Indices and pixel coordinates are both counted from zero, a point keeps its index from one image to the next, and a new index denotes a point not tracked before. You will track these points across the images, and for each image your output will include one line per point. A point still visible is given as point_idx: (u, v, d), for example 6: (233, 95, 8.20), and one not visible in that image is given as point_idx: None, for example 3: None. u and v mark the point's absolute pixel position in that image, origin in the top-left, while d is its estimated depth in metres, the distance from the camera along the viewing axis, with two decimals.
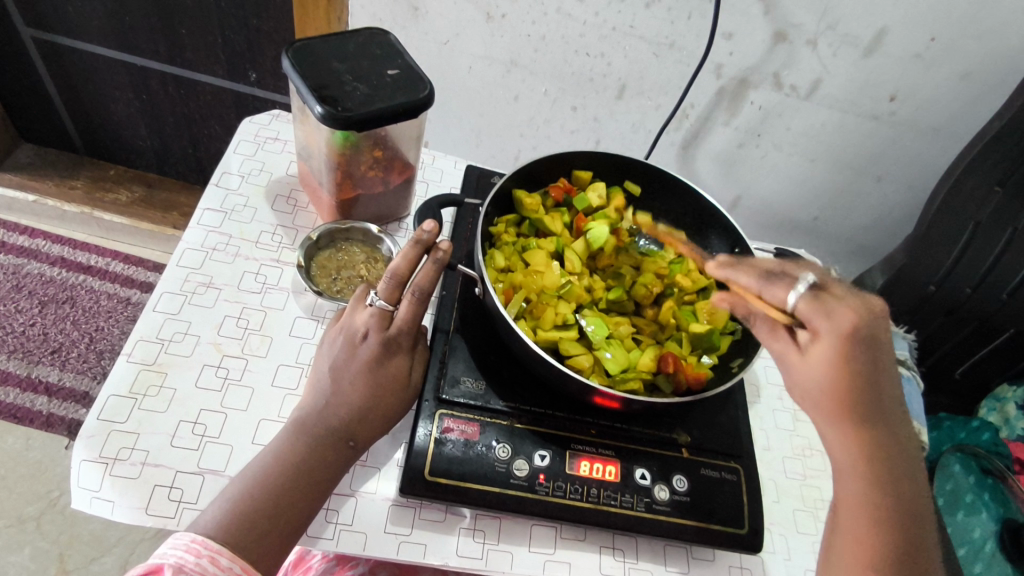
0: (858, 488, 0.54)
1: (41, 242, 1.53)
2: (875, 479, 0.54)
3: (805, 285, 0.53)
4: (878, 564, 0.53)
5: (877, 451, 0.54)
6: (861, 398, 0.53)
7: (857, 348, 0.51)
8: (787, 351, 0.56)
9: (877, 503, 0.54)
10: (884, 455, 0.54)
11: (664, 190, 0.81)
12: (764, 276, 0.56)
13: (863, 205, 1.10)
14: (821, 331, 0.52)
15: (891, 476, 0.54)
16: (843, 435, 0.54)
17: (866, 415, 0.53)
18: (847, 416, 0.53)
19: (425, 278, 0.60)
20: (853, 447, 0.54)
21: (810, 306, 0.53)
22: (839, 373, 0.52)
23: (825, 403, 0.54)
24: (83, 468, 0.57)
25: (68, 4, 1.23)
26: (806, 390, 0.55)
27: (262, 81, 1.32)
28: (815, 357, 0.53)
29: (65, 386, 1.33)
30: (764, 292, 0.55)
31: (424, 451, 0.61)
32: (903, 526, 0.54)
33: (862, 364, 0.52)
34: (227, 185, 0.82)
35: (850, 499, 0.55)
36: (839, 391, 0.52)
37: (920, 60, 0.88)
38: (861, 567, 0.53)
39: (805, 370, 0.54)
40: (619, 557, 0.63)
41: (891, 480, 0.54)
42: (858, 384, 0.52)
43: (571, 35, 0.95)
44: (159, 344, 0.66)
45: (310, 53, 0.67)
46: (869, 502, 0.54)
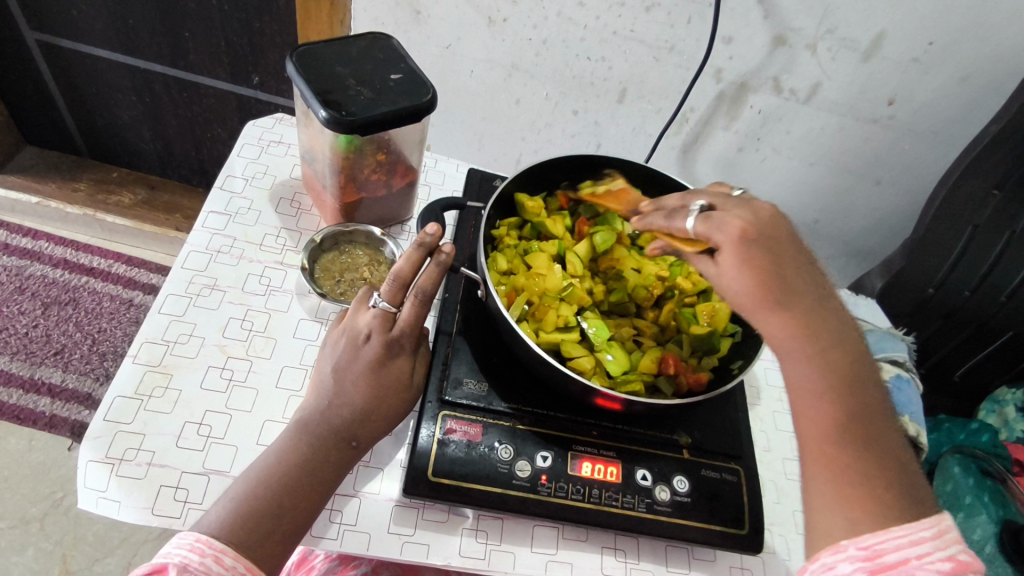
0: (803, 370, 0.51)
1: (45, 243, 1.54)
2: (817, 356, 0.51)
3: (699, 208, 0.54)
4: (839, 444, 0.49)
5: (815, 328, 0.52)
6: (777, 280, 0.51)
7: (754, 248, 0.51)
8: (711, 284, 0.54)
9: (825, 382, 0.51)
10: (818, 331, 0.52)
11: (665, 194, 0.81)
12: (666, 214, 0.56)
13: (862, 208, 1.11)
14: (721, 242, 0.52)
15: (833, 350, 0.51)
16: (776, 320, 0.52)
17: (787, 290, 0.52)
18: (775, 297, 0.51)
19: (428, 280, 0.60)
20: (791, 330, 0.52)
21: (703, 223, 0.53)
22: (747, 270, 0.51)
23: (751, 296, 0.52)
24: (89, 468, 0.57)
25: (72, 8, 1.24)
26: (735, 303, 0.53)
27: (265, 83, 1.33)
28: (725, 270, 0.52)
29: (68, 387, 1.34)
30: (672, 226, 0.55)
31: (427, 452, 0.61)
32: (856, 398, 0.51)
33: (765, 250, 0.51)
34: (232, 188, 0.83)
35: (801, 385, 0.51)
36: (757, 286, 0.51)
37: (918, 64, 0.89)
38: (823, 450, 0.50)
39: (727, 285, 0.53)
40: (621, 558, 0.63)
41: (834, 354, 0.51)
42: (768, 276, 0.51)
43: (572, 39, 0.96)
44: (165, 346, 0.67)
45: (314, 58, 0.68)
46: (817, 380, 0.51)
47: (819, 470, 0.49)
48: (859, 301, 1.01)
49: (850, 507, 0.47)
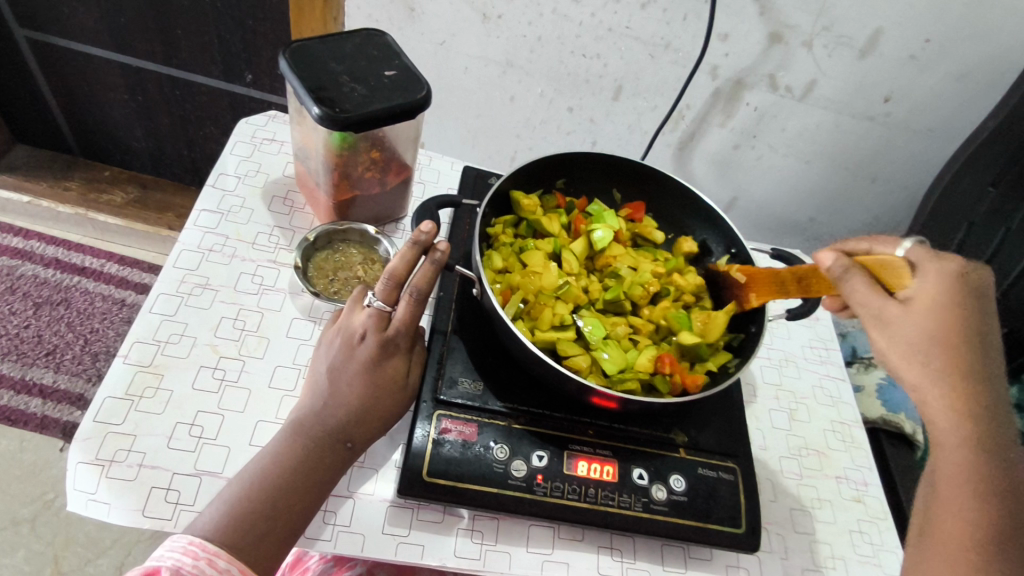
0: (962, 456, 0.53)
1: (36, 243, 1.52)
2: (978, 444, 0.53)
3: (912, 241, 0.57)
4: (986, 542, 0.51)
5: (985, 422, 0.53)
6: (974, 353, 0.53)
7: (968, 294, 0.53)
8: (885, 305, 0.53)
9: (982, 475, 0.52)
10: (986, 421, 0.53)
11: (660, 192, 0.81)
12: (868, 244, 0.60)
13: (858, 206, 1.11)
14: (932, 273, 0.53)
15: (996, 451, 0.53)
16: (952, 393, 0.53)
17: (976, 373, 0.53)
18: (959, 371, 0.53)
19: (423, 278, 0.60)
20: (958, 408, 0.53)
21: (921, 254, 0.55)
22: (946, 315, 0.52)
23: (937, 347, 0.53)
24: (79, 470, 0.57)
25: (62, 5, 1.23)
26: (908, 344, 0.53)
27: (258, 81, 1.32)
28: (924, 301, 0.53)
29: (59, 388, 1.33)
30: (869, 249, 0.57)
31: (422, 452, 0.61)
32: (1008, 500, 0.52)
33: (973, 313, 0.53)
34: (223, 186, 0.82)
35: (954, 468, 0.53)
36: (948, 332, 0.53)
37: (914, 61, 0.88)
38: (961, 541, 0.52)
39: (912, 317, 0.53)
40: (617, 557, 0.63)
41: (996, 451, 0.53)
42: (968, 331, 0.53)
43: (567, 36, 0.96)
44: (156, 346, 0.66)
45: (307, 54, 0.67)
46: (974, 470, 0.53)
47: (954, 560, 0.51)
48: None
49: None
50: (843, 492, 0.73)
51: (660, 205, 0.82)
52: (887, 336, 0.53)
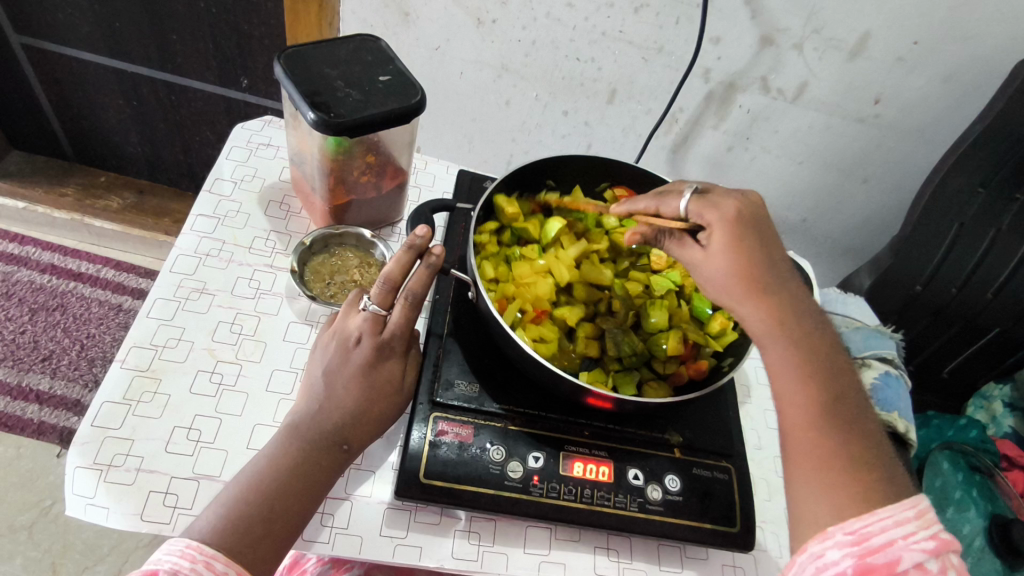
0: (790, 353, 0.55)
1: (32, 249, 1.52)
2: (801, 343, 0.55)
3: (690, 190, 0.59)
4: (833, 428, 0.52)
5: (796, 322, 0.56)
6: (770, 279, 0.56)
7: (744, 229, 0.56)
8: (693, 258, 0.58)
9: (812, 369, 0.54)
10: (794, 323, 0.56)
11: (653, 194, 0.82)
12: (656, 197, 0.62)
13: (851, 207, 1.12)
14: (713, 221, 0.57)
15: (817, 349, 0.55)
16: (761, 305, 0.55)
17: (767, 288, 0.56)
18: (757, 281, 0.56)
19: (418, 282, 0.60)
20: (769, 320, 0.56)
21: (698, 206, 0.58)
22: (736, 249, 0.56)
23: (735, 284, 0.56)
24: (77, 475, 0.57)
25: (58, 12, 1.23)
26: (714, 283, 0.57)
27: (254, 86, 1.33)
28: (716, 245, 0.56)
29: (56, 394, 1.32)
30: (661, 207, 0.61)
31: (419, 454, 0.61)
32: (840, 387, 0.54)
33: (751, 239, 0.56)
34: (220, 191, 0.82)
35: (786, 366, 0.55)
36: (747, 264, 0.56)
37: (903, 64, 0.89)
38: (809, 426, 0.53)
39: (710, 264, 0.57)
40: (614, 558, 0.64)
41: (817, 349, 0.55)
42: (751, 255, 0.56)
43: (561, 40, 0.96)
44: (153, 350, 0.66)
45: (302, 60, 0.68)
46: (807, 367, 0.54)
47: (810, 456, 0.52)
48: (847, 300, 1.00)
49: (825, 493, 0.51)
50: None
51: None
52: (708, 278, 0.58)
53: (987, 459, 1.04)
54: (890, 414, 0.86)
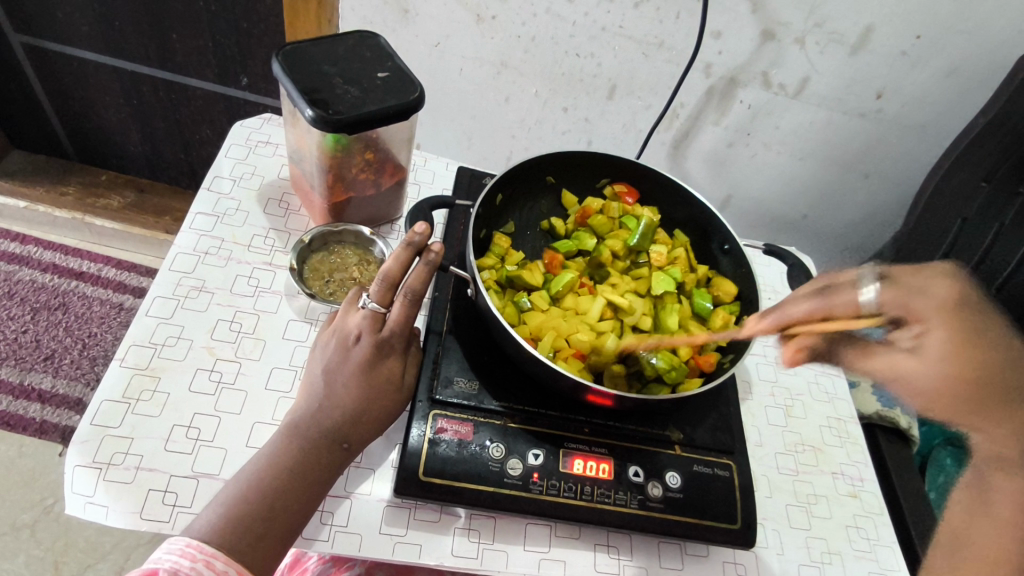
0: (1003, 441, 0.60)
1: (33, 248, 1.52)
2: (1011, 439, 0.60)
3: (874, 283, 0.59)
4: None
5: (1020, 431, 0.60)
6: (997, 382, 0.59)
7: (965, 325, 0.57)
8: (901, 362, 0.58)
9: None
10: (1004, 424, 0.60)
11: (653, 189, 0.81)
12: (822, 298, 0.59)
13: (853, 202, 1.12)
14: (928, 316, 0.58)
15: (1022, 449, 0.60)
16: (982, 412, 0.59)
17: (987, 389, 0.58)
18: (984, 385, 0.58)
19: (417, 279, 0.59)
20: (984, 421, 0.59)
21: (893, 298, 0.58)
22: (958, 348, 0.57)
23: (954, 387, 0.58)
24: (76, 473, 0.57)
25: (58, 10, 1.23)
26: (921, 386, 0.58)
27: (253, 84, 1.32)
28: (930, 350, 0.57)
29: (58, 393, 1.33)
30: (832, 308, 0.58)
31: (418, 451, 0.61)
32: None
33: (969, 333, 0.57)
34: (219, 189, 0.82)
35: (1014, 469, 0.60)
36: (971, 367, 0.58)
37: (906, 58, 0.89)
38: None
39: (925, 367, 0.57)
40: (614, 555, 0.63)
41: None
42: (969, 358, 0.57)
43: (560, 36, 0.96)
44: (153, 349, 0.66)
45: (300, 56, 0.68)
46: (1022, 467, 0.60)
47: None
48: None
49: None
50: (839, 488, 0.74)
51: (655, 201, 0.82)
52: (915, 392, 0.58)
53: None
54: (892, 411, 0.85)
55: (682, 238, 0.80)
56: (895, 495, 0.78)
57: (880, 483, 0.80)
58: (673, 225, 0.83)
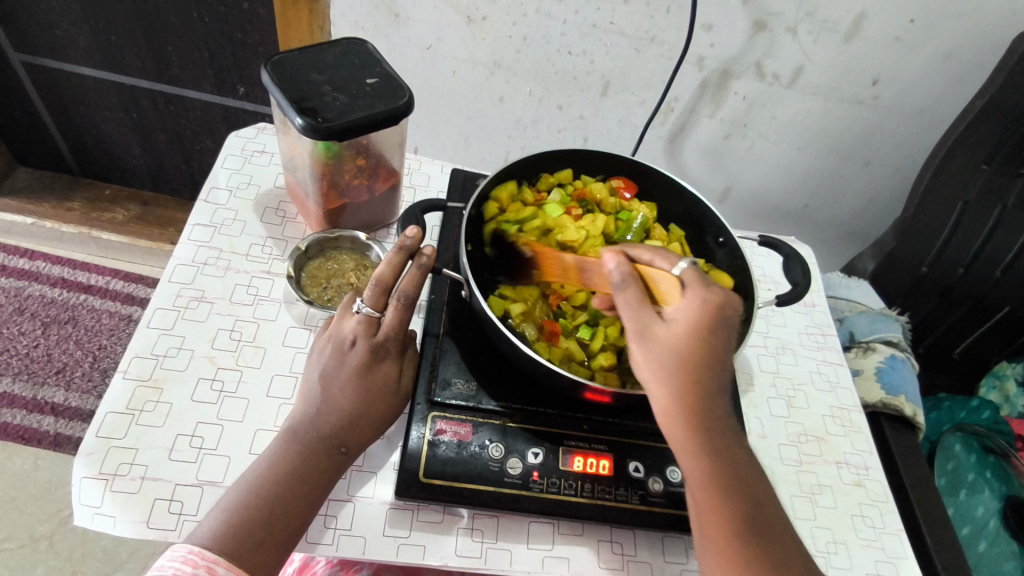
0: (697, 448, 0.54)
1: (42, 264, 1.54)
2: (711, 441, 0.54)
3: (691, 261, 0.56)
4: (737, 532, 0.53)
5: (702, 416, 0.54)
6: (700, 371, 0.53)
7: (711, 319, 0.53)
8: (650, 322, 0.54)
9: (717, 469, 0.53)
10: (716, 433, 0.54)
11: (648, 185, 0.81)
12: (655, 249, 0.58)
13: (853, 189, 1.11)
14: (691, 299, 0.53)
15: (734, 458, 0.55)
16: (678, 402, 0.53)
17: (714, 399, 0.54)
18: (684, 373, 0.53)
19: (410, 284, 0.61)
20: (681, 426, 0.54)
21: (694, 276, 0.55)
22: (696, 336, 0.53)
23: (667, 366, 0.53)
24: (83, 485, 0.58)
25: (55, 28, 1.25)
26: (655, 360, 0.53)
27: (250, 94, 1.33)
28: (682, 323, 0.53)
29: (70, 405, 1.35)
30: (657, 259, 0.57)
31: (418, 453, 0.61)
32: (746, 499, 0.54)
33: (718, 333, 0.53)
34: (216, 200, 0.83)
35: (693, 473, 0.54)
36: (689, 357, 0.53)
37: (900, 43, 0.88)
38: (720, 525, 0.53)
39: (666, 337, 0.53)
40: (618, 550, 0.64)
41: (728, 453, 0.54)
42: (703, 346, 0.53)
43: (551, 34, 0.96)
44: (155, 360, 0.67)
45: (289, 66, 0.68)
46: (711, 471, 0.54)
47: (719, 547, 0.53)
48: (852, 283, 1.02)
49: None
50: (844, 477, 0.74)
51: (650, 196, 0.82)
52: (646, 353, 0.54)
53: (1001, 440, 1.03)
54: (896, 398, 0.84)
55: (679, 232, 0.80)
56: (901, 481, 0.77)
57: (886, 468, 0.80)
58: (669, 220, 0.82)
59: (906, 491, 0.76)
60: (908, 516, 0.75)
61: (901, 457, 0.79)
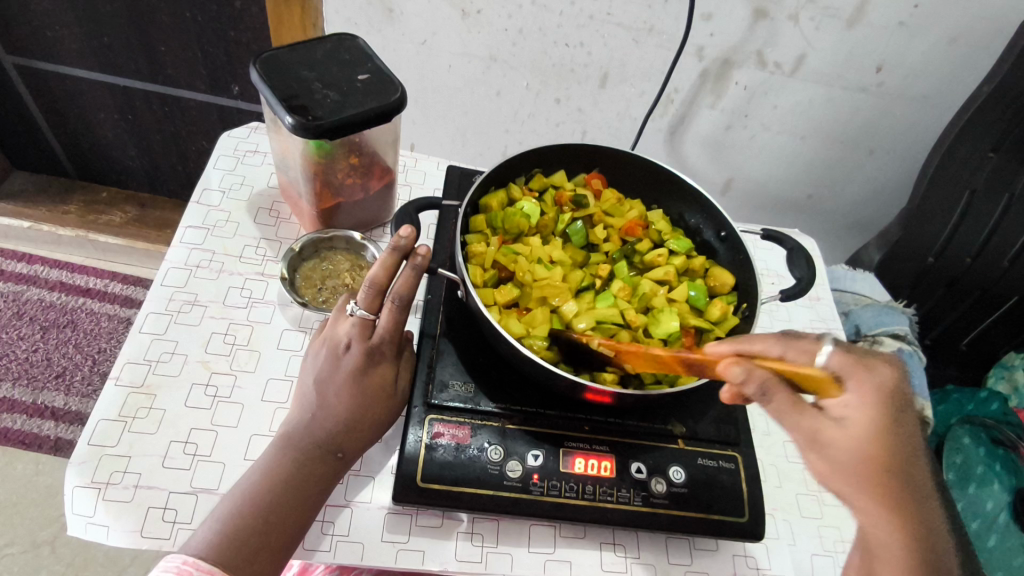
0: (901, 565, 0.49)
1: (40, 267, 1.53)
2: (916, 551, 0.49)
3: (830, 343, 0.47)
4: None
5: (907, 511, 0.48)
6: (902, 466, 0.46)
7: (892, 412, 0.46)
8: (818, 431, 0.47)
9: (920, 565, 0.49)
10: (920, 525, 0.48)
11: (646, 179, 0.80)
12: (779, 337, 0.49)
13: (857, 179, 1.09)
14: (865, 394, 0.46)
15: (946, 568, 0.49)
16: (874, 505, 0.48)
17: (915, 498, 0.48)
18: (881, 476, 0.46)
19: (404, 285, 0.59)
20: (886, 524, 0.48)
21: (845, 363, 0.47)
22: (883, 442, 0.45)
23: (862, 483, 0.47)
24: (76, 494, 0.57)
25: (46, 29, 1.23)
26: (844, 465, 0.47)
27: (245, 93, 1.32)
28: (861, 430, 0.46)
29: (71, 409, 1.34)
30: (787, 351, 0.48)
31: (415, 457, 0.60)
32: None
33: (906, 428, 0.46)
34: (208, 201, 0.81)
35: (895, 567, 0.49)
36: (880, 464, 0.46)
37: (904, 28, 0.86)
38: None
39: (847, 449, 0.46)
40: (621, 553, 0.62)
41: (941, 564, 0.49)
42: (893, 449, 0.46)
43: (547, 26, 0.94)
44: (147, 366, 0.66)
45: (278, 63, 0.67)
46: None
47: None
48: (857, 275, 1.00)
49: None
50: None
51: (643, 187, 0.81)
52: (824, 461, 0.47)
53: (1010, 431, 1.01)
54: None
55: (661, 216, 0.78)
56: None
57: None
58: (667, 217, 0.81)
59: None
60: None
61: None
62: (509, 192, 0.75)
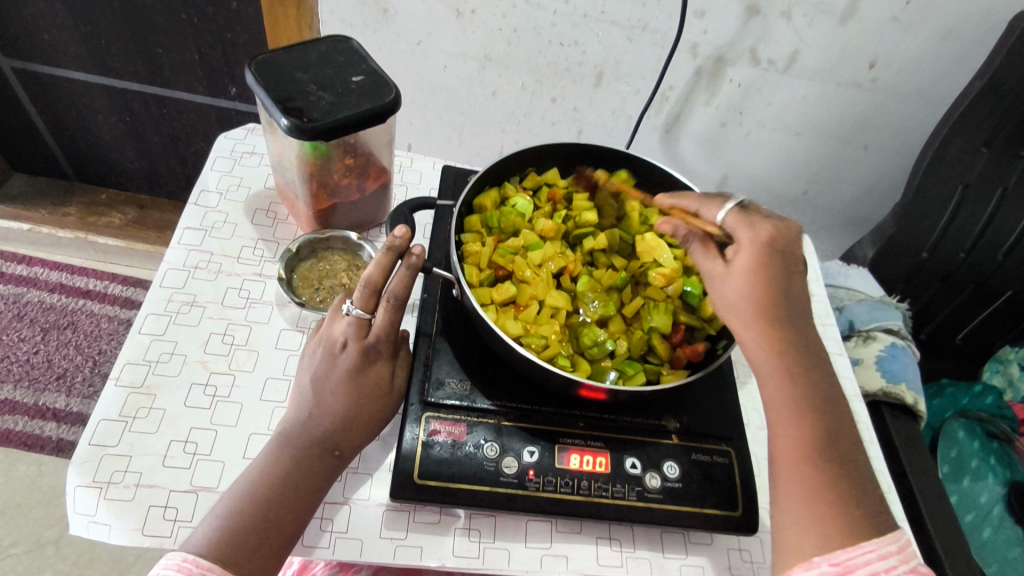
0: (782, 396, 0.55)
1: (40, 270, 1.54)
2: (796, 383, 0.55)
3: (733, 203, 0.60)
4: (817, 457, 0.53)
5: (789, 343, 0.55)
6: (779, 296, 0.56)
7: (770, 256, 0.56)
8: (713, 266, 0.59)
9: (798, 395, 0.54)
10: (802, 364, 0.55)
11: (638, 175, 0.80)
12: (698, 198, 0.62)
13: (851, 174, 1.10)
14: (745, 240, 0.57)
15: (827, 420, 0.54)
16: (760, 333, 0.56)
17: (797, 339, 0.56)
18: (758, 300, 0.55)
19: (399, 283, 0.59)
20: (768, 353, 0.55)
21: (737, 220, 0.58)
22: (760, 277, 0.56)
23: (747, 313, 0.56)
24: (78, 493, 0.58)
25: (44, 33, 1.24)
26: (731, 299, 0.57)
27: (242, 94, 1.32)
28: (741, 265, 0.56)
29: (73, 410, 1.35)
30: (701, 209, 0.62)
31: (412, 455, 0.61)
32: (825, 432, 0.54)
33: (781, 269, 0.56)
34: (206, 203, 0.82)
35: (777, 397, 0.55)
36: (755, 294, 0.56)
37: (896, 24, 0.87)
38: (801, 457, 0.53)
39: (730, 281, 0.57)
40: (617, 547, 0.63)
41: (820, 404, 0.55)
42: (771, 283, 0.56)
43: (542, 25, 0.95)
44: (147, 366, 0.67)
45: (273, 65, 0.67)
46: (794, 418, 0.54)
47: (802, 484, 0.52)
48: (850, 271, 1.01)
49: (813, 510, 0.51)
50: None
51: (635, 182, 0.81)
52: (717, 296, 0.58)
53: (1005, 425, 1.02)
54: (898, 387, 0.83)
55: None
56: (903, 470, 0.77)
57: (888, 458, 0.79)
58: None
59: (907, 478, 0.76)
60: (911, 506, 0.74)
61: (905, 445, 0.79)
62: (502, 191, 0.76)
